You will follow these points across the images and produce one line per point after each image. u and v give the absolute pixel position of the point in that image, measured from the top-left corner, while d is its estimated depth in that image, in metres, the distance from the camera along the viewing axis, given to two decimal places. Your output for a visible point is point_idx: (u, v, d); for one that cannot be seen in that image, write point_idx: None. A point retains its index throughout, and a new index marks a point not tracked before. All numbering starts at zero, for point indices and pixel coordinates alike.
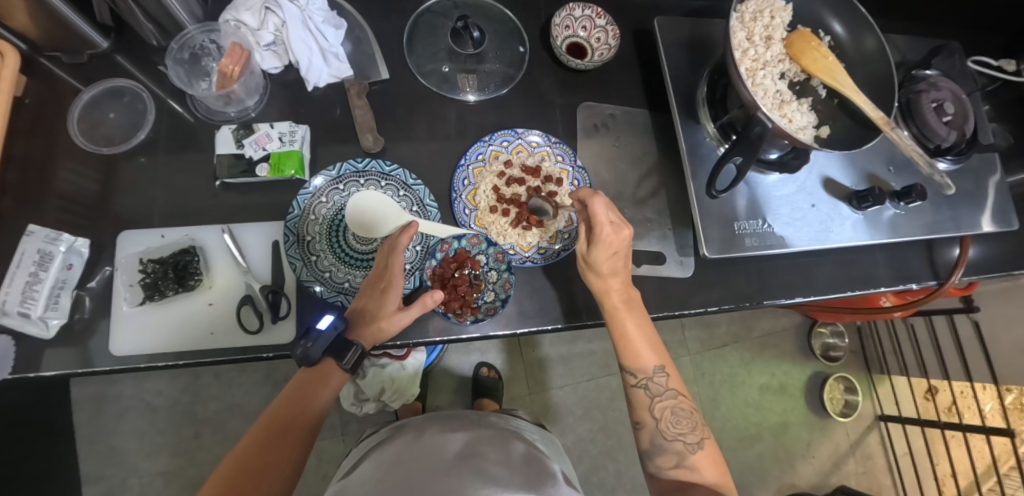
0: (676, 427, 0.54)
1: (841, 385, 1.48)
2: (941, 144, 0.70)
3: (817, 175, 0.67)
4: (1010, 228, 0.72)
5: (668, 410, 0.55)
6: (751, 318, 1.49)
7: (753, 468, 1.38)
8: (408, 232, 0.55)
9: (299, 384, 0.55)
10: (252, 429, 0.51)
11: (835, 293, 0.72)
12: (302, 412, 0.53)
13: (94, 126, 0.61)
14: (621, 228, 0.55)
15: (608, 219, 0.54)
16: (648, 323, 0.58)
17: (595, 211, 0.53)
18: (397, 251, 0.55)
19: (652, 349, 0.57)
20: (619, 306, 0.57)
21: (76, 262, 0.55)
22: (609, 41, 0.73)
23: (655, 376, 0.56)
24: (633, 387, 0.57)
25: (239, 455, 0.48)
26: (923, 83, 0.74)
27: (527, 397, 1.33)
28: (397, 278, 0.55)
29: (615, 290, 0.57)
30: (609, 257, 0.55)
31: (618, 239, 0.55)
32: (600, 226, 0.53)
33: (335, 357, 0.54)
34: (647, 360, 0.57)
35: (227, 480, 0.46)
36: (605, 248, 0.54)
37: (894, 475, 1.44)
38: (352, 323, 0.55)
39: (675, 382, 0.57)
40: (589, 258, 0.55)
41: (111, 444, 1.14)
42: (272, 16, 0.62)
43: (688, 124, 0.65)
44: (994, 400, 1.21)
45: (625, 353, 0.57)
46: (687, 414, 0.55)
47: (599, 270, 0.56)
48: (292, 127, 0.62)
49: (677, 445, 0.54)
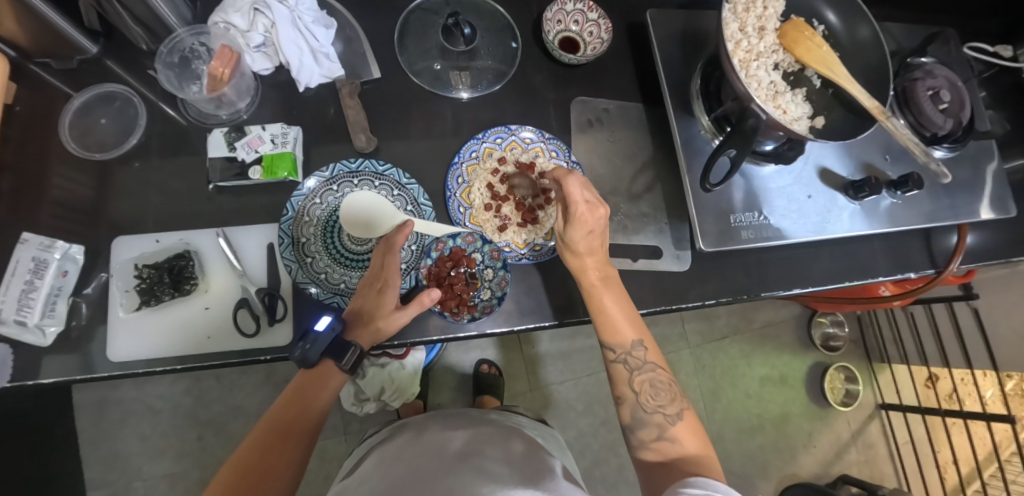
0: (656, 400, 0.54)
1: (841, 374, 1.48)
2: (937, 133, 0.70)
3: (812, 165, 0.66)
4: (1007, 215, 0.72)
5: (647, 383, 0.55)
6: (751, 310, 1.49)
7: (754, 459, 1.39)
8: (403, 232, 0.55)
9: (297, 387, 0.55)
10: (251, 433, 0.51)
11: (833, 284, 0.72)
12: (301, 413, 0.53)
13: (86, 132, 0.61)
14: (597, 206, 0.56)
15: (583, 198, 0.55)
16: (625, 301, 0.58)
17: (569, 189, 0.54)
18: (393, 249, 0.55)
19: (630, 325, 0.57)
20: (597, 283, 0.56)
21: (72, 269, 0.55)
22: (601, 35, 0.72)
23: (634, 351, 0.56)
24: (612, 362, 0.57)
25: (240, 458, 0.48)
26: (918, 71, 0.73)
27: (528, 394, 1.33)
28: (394, 278, 0.55)
29: (591, 268, 0.57)
30: (585, 236, 0.55)
31: (593, 218, 0.55)
32: (575, 205, 0.54)
33: (334, 357, 0.54)
34: (626, 335, 0.56)
35: (229, 483, 0.46)
36: (581, 226, 0.55)
37: (895, 463, 1.45)
38: (350, 323, 0.55)
39: (654, 356, 0.57)
40: (566, 236, 0.56)
41: (114, 448, 1.14)
42: (261, 17, 0.61)
43: (682, 118, 0.64)
44: (994, 386, 1.23)
45: (604, 330, 0.57)
46: (666, 386, 0.55)
47: (576, 249, 0.56)
48: (284, 128, 0.62)
49: (657, 417, 0.53)
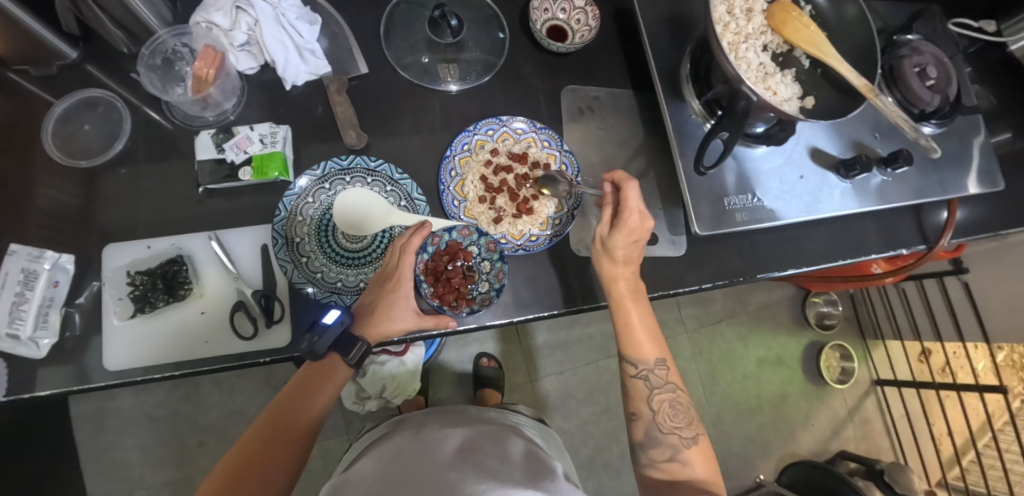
0: (672, 421, 0.56)
1: (837, 352, 1.50)
2: (925, 109, 0.71)
3: (804, 145, 0.67)
4: (995, 189, 0.73)
5: (666, 403, 0.57)
6: (746, 293, 1.50)
7: (754, 439, 1.41)
8: (420, 233, 0.56)
9: (303, 378, 0.54)
10: (255, 422, 0.51)
11: (826, 263, 0.72)
12: (304, 405, 0.52)
13: (71, 139, 0.60)
14: (646, 218, 0.57)
15: (636, 207, 0.57)
16: (650, 315, 0.59)
17: (627, 195, 0.56)
18: (408, 253, 0.56)
19: (652, 342, 0.58)
20: (626, 295, 0.57)
21: (62, 279, 0.55)
22: (589, 22, 0.71)
23: (655, 369, 0.58)
24: (632, 378, 0.58)
25: (244, 446, 0.48)
26: (905, 49, 0.74)
27: (528, 385, 1.34)
28: (406, 280, 0.56)
29: (624, 278, 0.57)
30: (628, 245, 0.56)
31: (641, 228, 0.56)
32: (628, 211, 0.56)
33: (340, 353, 0.54)
34: (647, 352, 0.58)
35: (231, 472, 0.46)
36: (627, 233, 0.55)
37: (892, 437, 1.48)
38: (358, 318, 0.55)
39: (674, 376, 0.58)
40: (607, 240, 0.56)
41: (115, 457, 1.14)
42: (244, 16, 0.60)
43: (672, 102, 0.64)
44: (985, 358, 1.27)
45: (627, 343, 0.58)
46: (684, 409, 0.56)
47: (614, 256, 0.56)
48: (273, 128, 0.61)
49: (672, 438, 0.55)
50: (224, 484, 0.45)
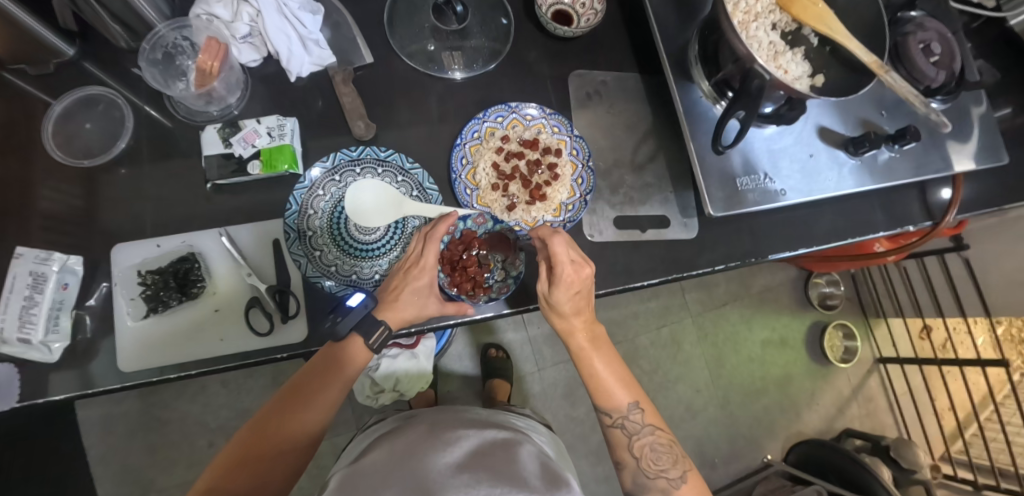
0: (657, 464, 0.55)
1: (840, 332, 1.51)
2: (930, 85, 0.71)
3: (812, 125, 0.67)
4: (999, 162, 0.74)
5: (647, 448, 0.55)
6: (749, 276, 1.51)
7: (761, 420, 1.43)
8: (448, 221, 0.57)
9: (319, 362, 0.52)
10: (273, 398, 0.51)
11: (835, 242, 0.73)
12: (320, 389, 0.51)
13: (71, 139, 0.59)
14: (582, 265, 0.53)
15: (568, 257, 0.52)
16: (616, 360, 0.58)
17: (555, 250, 0.51)
18: (433, 239, 0.56)
19: (623, 387, 0.56)
20: (586, 346, 0.56)
21: (72, 281, 0.54)
22: (594, 5, 0.70)
23: (630, 414, 0.56)
24: (609, 427, 0.57)
25: (258, 426, 0.48)
26: (909, 25, 0.73)
27: (537, 374, 1.35)
28: (431, 266, 0.56)
29: (579, 329, 0.56)
30: (571, 297, 0.54)
31: (579, 279, 0.53)
32: (560, 266, 0.52)
33: (362, 336, 0.52)
34: (620, 399, 0.56)
35: (245, 447, 0.46)
36: (566, 288, 0.53)
37: (895, 413, 1.50)
38: (382, 302, 0.54)
39: (651, 417, 0.56)
40: (551, 299, 0.54)
41: (127, 461, 1.14)
42: (245, 6, 0.58)
43: (682, 84, 0.64)
44: (985, 333, 1.29)
45: (597, 395, 0.57)
46: (666, 449, 0.55)
47: (562, 311, 0.55)
48: (281, 120, 0.60)
49: (660, 482, 0.54)
50: (237, 459, 0.46)
